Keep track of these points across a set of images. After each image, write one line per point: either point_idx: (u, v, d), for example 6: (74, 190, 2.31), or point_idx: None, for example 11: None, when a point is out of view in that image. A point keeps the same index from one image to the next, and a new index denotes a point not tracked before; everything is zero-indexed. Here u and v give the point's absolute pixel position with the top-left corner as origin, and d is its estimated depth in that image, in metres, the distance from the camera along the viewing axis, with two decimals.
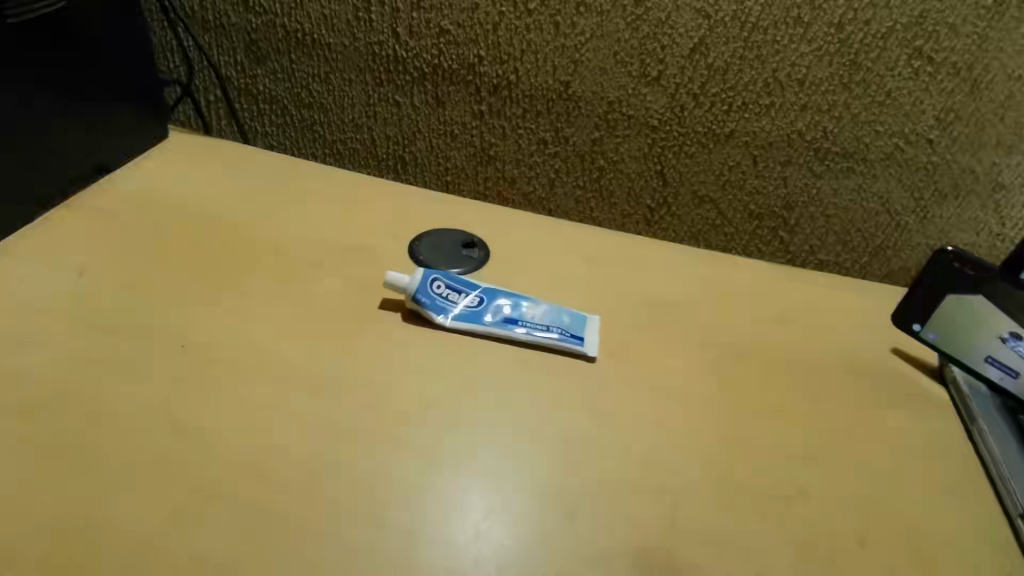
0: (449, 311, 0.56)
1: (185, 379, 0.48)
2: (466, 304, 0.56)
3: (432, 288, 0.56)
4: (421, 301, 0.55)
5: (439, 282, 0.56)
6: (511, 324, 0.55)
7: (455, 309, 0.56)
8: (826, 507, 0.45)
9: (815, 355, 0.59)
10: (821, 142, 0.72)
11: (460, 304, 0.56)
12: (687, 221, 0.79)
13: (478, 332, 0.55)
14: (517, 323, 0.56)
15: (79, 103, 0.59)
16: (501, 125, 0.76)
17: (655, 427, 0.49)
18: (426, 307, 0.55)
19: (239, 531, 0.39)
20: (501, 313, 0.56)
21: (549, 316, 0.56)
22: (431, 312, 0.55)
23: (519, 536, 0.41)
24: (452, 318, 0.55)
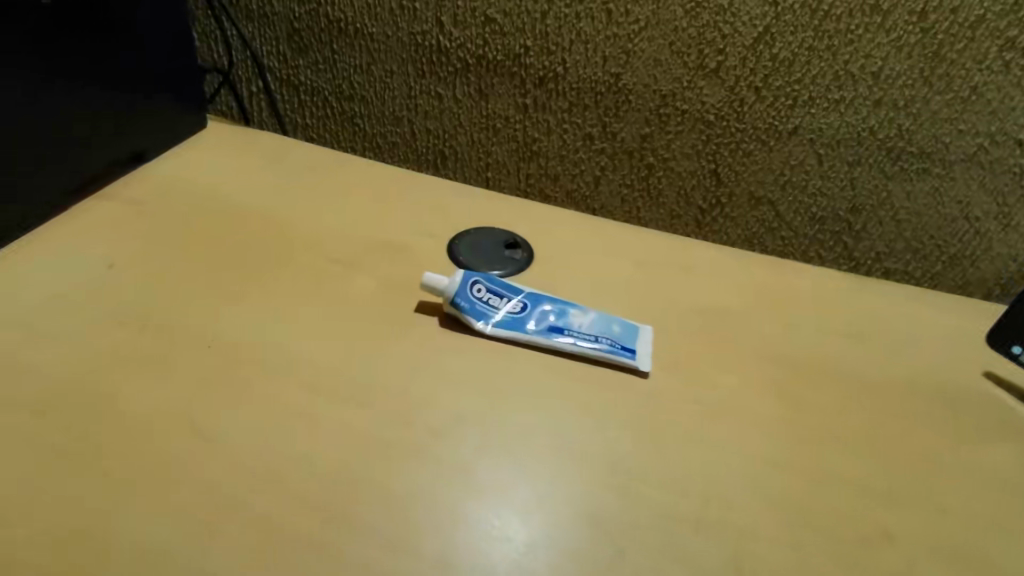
0: (489, 317, 0.52)
1: (209, 380, 0.45)
2: (507, 310, 0.52)
3: (472, 291, 0.52)
4: (460, 305, 0.52)
5: (478, 285, 0.53)
6: (555, 333, 0.51)
7: (496, 315, 0.52)
8: (910, 555, 0.40)
9: (894, 376, 0.53)
10: (895, 141, 0.65)
11: (502, 309, 0.52)
12: (741, 224, 0.74)
13: (521, 341, 0.51)
14: (562, 332, 0.51)
15: (86, 108, 0.56)
16: (546, 120, 0.72)
17: (714, 452, 0.45)
18: (465, 312, 0.51)
19: (259, 550, 0.36)
20: (545, 321, 0.52)
21: (597, 326, 0.52)
22: (471, 317, 0.52)
23: (560, 570, 0.37)
24: (492, 324, 0.51)
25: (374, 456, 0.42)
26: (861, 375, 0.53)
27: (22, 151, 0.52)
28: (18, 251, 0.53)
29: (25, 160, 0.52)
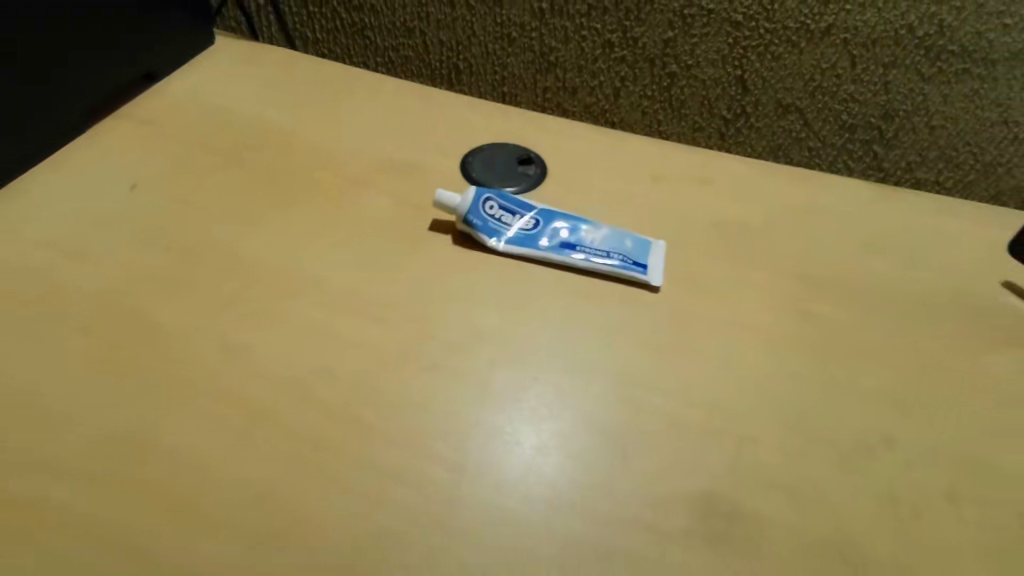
0: (502, 234, 0.52)
1: (233, 299, 0.47)
2: (520, 227, 0.53)
3: (485, 209, 0.52)
4: (473, 223, 0.52)
5: (491, 202, 0.53)
6: (568, 250, 0.52)
7: (509, 232, 0.52)
8: (915, 460, 0.42)
9: (913, 288, 0.53)
10: (935, 40, 0.61)
11: (515, 226, 0.53)
12: (766, 134, 0.71)
13: (535, 258, 0.52)
14: (574, 248, 0.52)
15: (84, 70, 0.55)
16: (563, 26, 0.69)
17: (725, 363, 0.46)
18: (477, 230, 0.52)
19: (291, 459, 0.39)
20: (558, 237, 0.52)
21: (610, 242, 0.52)
22: (485, 234, 0.52)
23: (573, 472, 0.40)
24: (505, 241, 0.52)
25: (395, 368, 0.44)
26: (879, 288, 0.52)
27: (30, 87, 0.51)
28: (43, 175, 0.54)
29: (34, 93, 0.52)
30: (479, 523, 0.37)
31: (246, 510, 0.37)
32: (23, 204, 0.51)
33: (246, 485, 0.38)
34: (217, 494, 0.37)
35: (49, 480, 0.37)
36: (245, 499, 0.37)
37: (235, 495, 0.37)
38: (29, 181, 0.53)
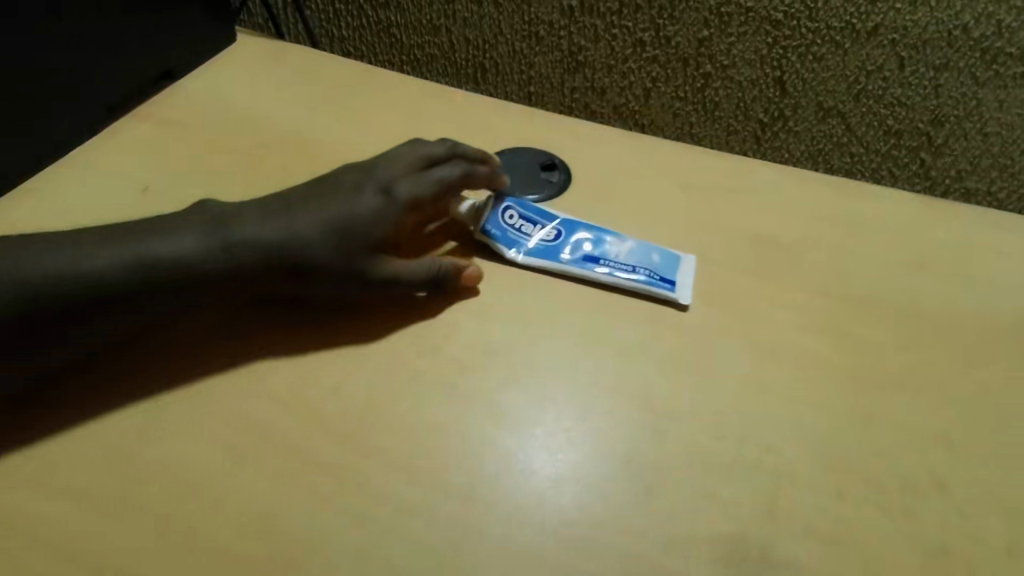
0: (521, 244, 0.50)
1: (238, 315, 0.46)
2: (541, 237, 0.50)
3: (504, 219, 0.50)
4: (490, 233, 0.50)
5: (511, 211, 0.51)
6: (590, 263, 0.49)
7: (529, 243, 0.50)
8: (967, 506, 0.38)
9: (970, 311, 0.48)
10: (992, 41, 0.57)
11: (535, 236, 0.50)
12: (805, 139, 0.67)
13: (555, 271, 0.49)
14: (597, 261, 0.49)
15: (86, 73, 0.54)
16: (593, 24, 0.66)
17: (757, 390, 0.43)
18: (495, 240, 0.50)
19: (295, 484, 0.38)
20: (580, 250, 0.49)
21: (635, 255, 0.49)
22: (503, 245, 0.49)
23: (589, 504, 0.38)
24: (525, 253, 0.49)
25: (401, 391, 0.42)
26: (931, 310, 0.48)
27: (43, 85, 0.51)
28: (54, 176, 0.54)
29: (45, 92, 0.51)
30: (489, 556, 0.35)
31: (250, 539, 0.36)
32: (35, 205, 0.52)
33: (249, 505, 0.37)
34: (217, 514, 0.37)
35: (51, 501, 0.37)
36: (249, 527, 0.36)
37: (234, 520, 0.37)
38: (40, 183, 0.53)
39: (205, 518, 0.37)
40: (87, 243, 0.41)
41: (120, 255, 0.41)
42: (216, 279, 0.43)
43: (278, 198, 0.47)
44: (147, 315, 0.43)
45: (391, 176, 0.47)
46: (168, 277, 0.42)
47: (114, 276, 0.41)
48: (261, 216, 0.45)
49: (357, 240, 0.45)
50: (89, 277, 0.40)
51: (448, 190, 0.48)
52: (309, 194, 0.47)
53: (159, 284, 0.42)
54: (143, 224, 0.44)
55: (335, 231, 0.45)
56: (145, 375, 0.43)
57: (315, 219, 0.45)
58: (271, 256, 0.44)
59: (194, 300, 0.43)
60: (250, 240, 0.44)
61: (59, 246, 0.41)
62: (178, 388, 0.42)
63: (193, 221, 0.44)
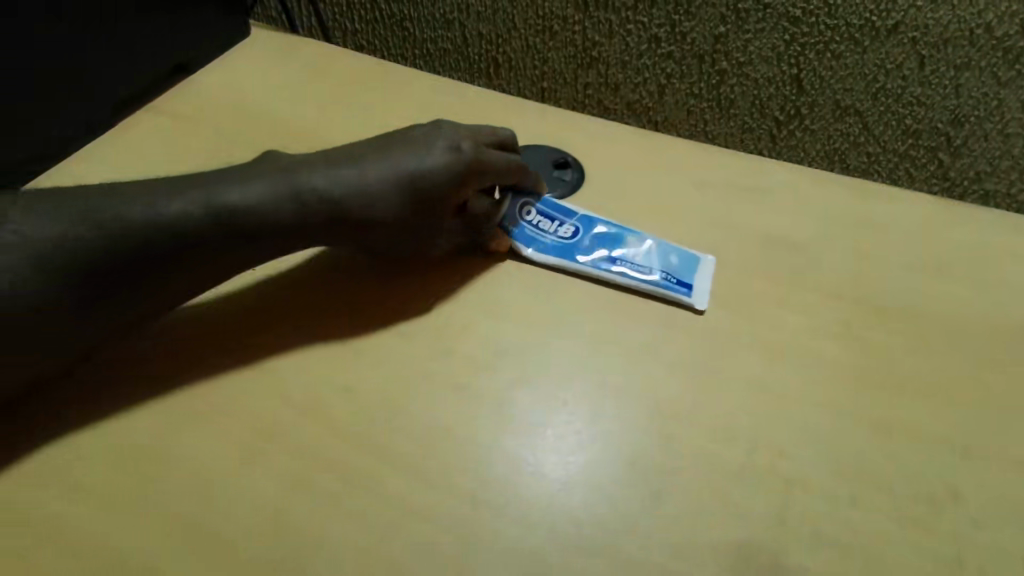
0: (538, 242, 0.49)
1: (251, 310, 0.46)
2: (558, 235, 0.50)
3: (522, 215, 0.50)
4: (508, 230, 0.50)
5: (530, 207, 0.51)
6: (607, 264, 0.48)
7: (545, 241, 0.49)
8: (981, 516, 0.38)
9: (989, 316, 0.47)
10: (1016, 40, 0.55)
11: (552, 235, 0.50)
12: (822, 137, 0.66)
13: (571, 271, 0.49)
14: (614, 262, 0.48)
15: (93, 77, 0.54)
16: (608, 20, 0.65)
17: (769, 395, 0.42)
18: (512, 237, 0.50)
19: (305, 483, 0.38)
20: (597, 250, 0.49)
21: (654, 256, 0.49)
22: (518, 241, 0.49)
23: (596, 506, 0.38)
24: (541, 251, 0.49)
25: (411, 391, 0.42)
26: (948, 315, 0.47)
27: (38, 82, 0.50)
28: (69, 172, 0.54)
29: (43, 89, 0.51)
30: (496, 558, 0.35)
31: (258, 538, 0.36)
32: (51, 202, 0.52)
33: (258, 502, 0.37)
34: (226, 511, 0.37)
35: (62, 495, 0.38)
36: (259, 524, 0.37)
37: (244, 517, 0.37)
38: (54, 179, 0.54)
39: (214, 517, 0.37)
40: (160, 192, 0.42)
41: (196, 202, 0.41)
42: (284, 231, 0.44)
43: (350, 149, 0.47)
44: (210, 265, 0.43)
45: (458, 136, 0.47)
46: (239, 227, 0.43)
47: (185, 222, 0.41)
48: (333, 167, 0.45)
49: (422, 198, 0.45)
50: (166, 222, 0.41)
51: (511, 170, 0.49)
52: (380, 148, 0.46)
53: (228, 232, 0.42)
54: (217, 172, 0.44)
55: (406, 188, 0.45)
56: (159, 367, 0.43)
57: (386, 175, 0.45)
58: (340, 209, 0.44)
59: (261, 248, 0.44)
60: (321, 193, 0.44)
61: (133, 193, 0.41)
62: (189, 383, 0.42)
63: (266, 171, 0.44)
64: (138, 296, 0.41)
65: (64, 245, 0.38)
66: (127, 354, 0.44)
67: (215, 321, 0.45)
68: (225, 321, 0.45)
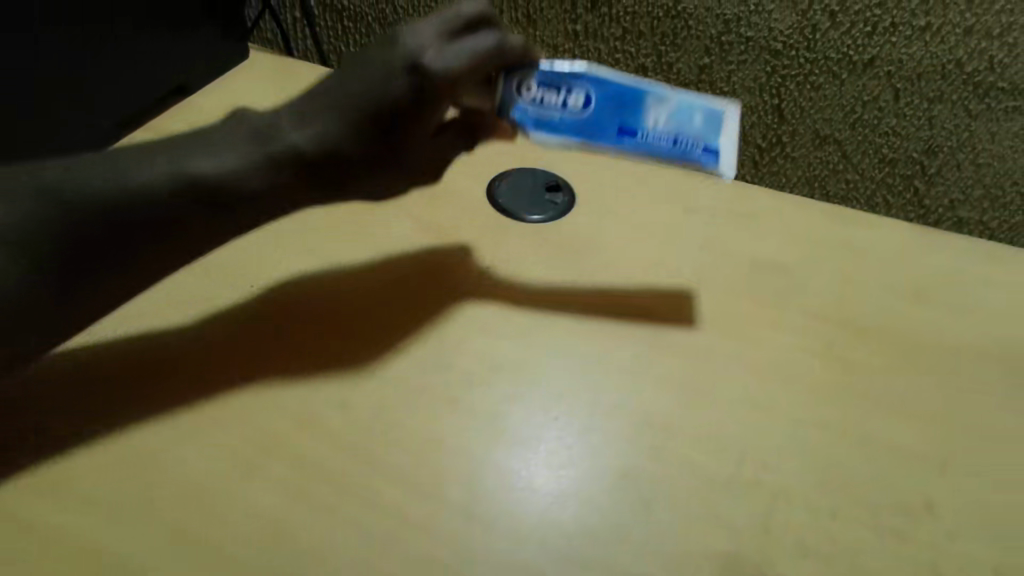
0: (552, 124, 0.46)
1: (241, 334, 0.46)
2: (569, 111, 0.46)
3: (526, 98, 0.46)
4: (517, 118, 0.47)
5: (530, 84, 0.46)
6: (625, 138, 0.46)
7: (559, 122, 0.46)
8: (955, 528, 0.39)
9: (961, 337, 0.49)
10: (985, 76, 0.59)
11: (564, 112, 0.46)
12: (802, 164, 0.68)
13: (592, 148, 0.47)
14: (632, 134, 0.46)
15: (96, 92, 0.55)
16: (597, 49, 0.68)
17: (752, 411, 0.44)
18: (524, 125, 0.47)
19: (300, 495, 0.39)
20: (613, 123, 0.46)
21: (672, 121, 0.46)
22: (525, 128, 0.47)
23: (588, 519, 0.38)
24: (557, 134, 0.46)
25: (406, 405, 0.43)
26: (922, 335, 0.49)
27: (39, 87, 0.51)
28: None
29: (44, 101, 0.52)
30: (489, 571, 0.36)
31: (255, 549, 0.37)
32: None
33: (256, 513, 0.38)
34: (223, 523, 0.38)
35: (56, 507, 0.38)
36: (256, 535, 0.37)
37: (241, 528, 0.37)
38: None
39: (212, 529, 0.37)
40: (121, 164, 0.41)
41: (163, 169, 0.41)
42: (257, 194, 0.43)
43: (313, 95, 0.45)
44: (172, 243, 0.42)
45: (416, 47, 0.44)
46: (206, 196, 0.42)
47: (147, 194, 0.41)
48: (301, 119, 0.44)
49: (391, 126, 0.44)
50: (134, 190, 0.40)
51: (483, 60, 0.45)
52: (342, 92, 0.44)
53: (199, 197, 0.42)
54: (184, 139, 0.43)
55: (375, 135, 0.44)
56: (149, 386, 0.43)
57: (352, 123, 0.44)
58: (314, 160, 0.44)
59: (230, 221, 0.43)
60: (293, 149, 0.43)
61: (92, 168, 0.40)
62: (183, 397, 0.43)
63: (234, 135, 0.44)
64: (98, 281, 0.40)
65: (25, 221, 0.38)
66: (122, 370, 0.44)
67: (208, 341, 0.46)
68: (218, 342, 0.46)
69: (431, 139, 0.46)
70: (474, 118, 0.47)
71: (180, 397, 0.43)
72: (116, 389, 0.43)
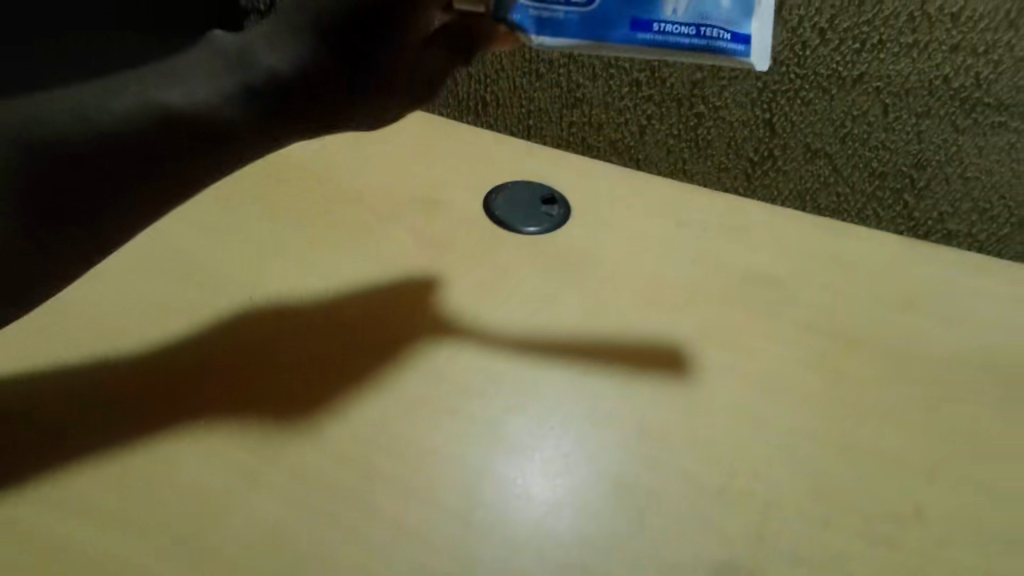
0: (559, 25, 0.44)
1: (241, 350, 0.47)
2: (578, 8, 0.44)
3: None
4: (521, 22, 0.44)
5: None
6: (642, 29, 0.44)
7: (569, 21, 0.44)
8: (943, 536, 0.40)
9: (949, 348, 0.50)
10: (971, 92, 0.60)
11: (572, 11, 0.44)
12: (794, 178, 0.69)
13: (606, 46, 0.45)
14: (650, 24, 0.44)
15: None
16: (592, 64, 0.69)
17: (744, 421, 0.44)
18: (529, 29, 0.44)
19: (298, 504, 0.39)
20: (629, 13, 0.44)
21: (693, 8, 0.43)
22: (528, 31, 0.44)
23: (583, 527, 0.39)
24: (566, 35, 0.44)
25: (404, 414, 0.43)
26: (911, 345, 0.50)
27: None
28: None
29: None
30: None
31: (253, 556, 0.37)
32: None
33: (254, 521, 0.38)
34: (220, 530, 0.38)
35: (56, 513, 0.38)
36: (253, 543, 0.37)
37: (239, 535, 0.38)
38: None
39: (210, 536, 0.38)
40: (93, 96, 0.41)
41: (140, 100, 0.40)
42: (237, 128, 0.41)
43: (280, 14, 0.41)
44: (152, 180, 0.41)
45: None
46: (185, 128, 0.41)
47: (125, 125, 0.40)
48: (272, 39, 0.41)
49: (380, 52, 0.40)
50: (110, 124, 0.40)
51: None
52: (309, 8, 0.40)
53: (180, 132, 0.41)
54: (159, 68, 0.42)
55: (348, 55, 0.40)
56: (150, 398, 0.44)
57: (327, 51, 0.40)
58: (296, 89, 0.41)
59: (215, 162, 0.42)
60: (270, 75, 0.41)
61: (64, 102, 0.40)
62: (183, 406, 0.43)
63: (205, 62, 0.41)
64: (79, 227, 0.41)
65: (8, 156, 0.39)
66: (123, 381, 0.44)
67: (208, 356, 0.46)
68: (218, 357, 0.46)
69: (422, 49, 0.42)
70: (468, 26, 0.44)
71: (181, 408, 0.43)
72: (117, 400, 0.43)
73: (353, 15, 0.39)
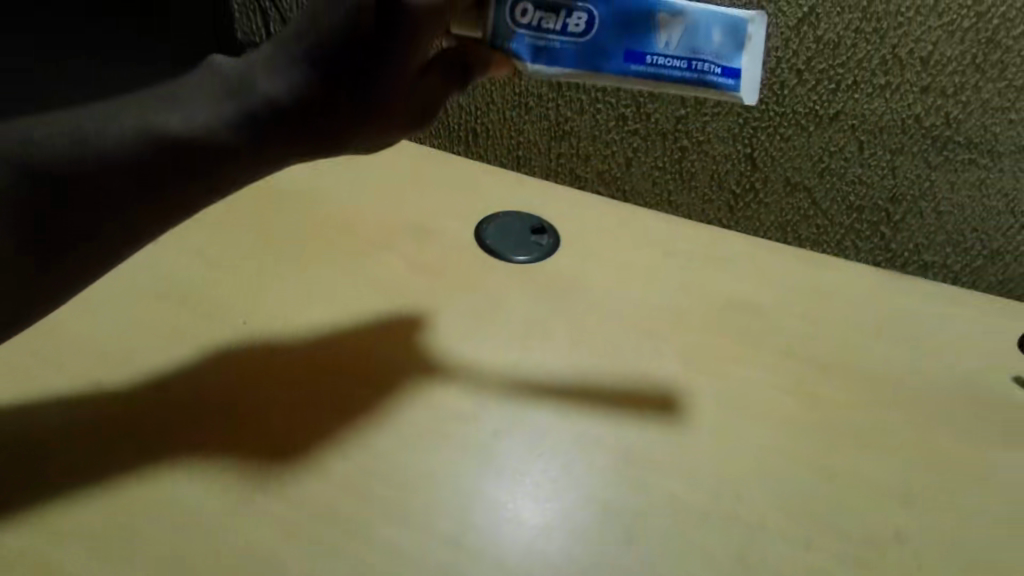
0: (552, 54, 0.45)
1: (237, 378, 0.47)
2: (572, 36, 0.44)
3: (522, 22, 0.44)
4: (514, 49, 0.45)
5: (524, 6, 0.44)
6: (635, 61, 0.45)
7: (562, 48, 0.45)
8: (922, 558, 0.41)
9: (925, 374, 0.52)
10: (941, 130, 0.63)
11: (565, 39, 0.44)
12: (775, 210, 0.72)
13: (599, 75, 0.45)
14: (643, 56, 0.45)
15: None
16: (580, 99, 0.72)
17: (729, 445, 0.45)
18: (522, 56, 0.45)
19: (291, 528, 0.39)
20: (621, 43, 0.45)
21: (685, 41, 0.45)
22: (524, 58, 0.45)
23: (573, 550, 0.39)
24: (559, 64, 0.45)
25: (396, 439, 0.44)
26: (888, 372, 0.52)
27: None
28: None
29: None
30: None
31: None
32: None
33: (246, 546, 0.38)
34: (213, 555, 0.38)
35: (47, 539, 0.38)
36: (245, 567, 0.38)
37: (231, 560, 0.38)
38: None
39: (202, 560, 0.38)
40: (90, 119, 0.41)
41: (140, 124, 0.41)
42: (233, 151, 0.43)
43: (281, 41, 0.43)
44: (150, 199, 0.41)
45: None
46: (183, 151, 0.42)
47: (122, 146, 0.41)
48: (271, 66, 0.43)
49: (378, 75, 0.42)
50: (110, 144, 0.40)
51: None
52: (312, 36, 0.42)
53: (178, 154, 0.42)
54: (158, 92, 0.44)
55: (348, 76, 0.41)
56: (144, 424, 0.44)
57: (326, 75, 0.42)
58: (294, 111, 0.43)
59: (210, 183, 0.43)
60: (268, 100, 0.42)
61: (61, 127, 0.41)
62: (177, 432, 0.43)
63: (206, 86, 0.43)
64: (76, 244, 0.40)
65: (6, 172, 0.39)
66: (118, 408, 0.44)
67: (204, 384, 0.46)
68: (213, 383, 0.46)
69: (420, 78, 0.44)
70: (465, 52, 0.45)
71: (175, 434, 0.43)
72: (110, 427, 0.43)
73: (350, 43, 0.41)
